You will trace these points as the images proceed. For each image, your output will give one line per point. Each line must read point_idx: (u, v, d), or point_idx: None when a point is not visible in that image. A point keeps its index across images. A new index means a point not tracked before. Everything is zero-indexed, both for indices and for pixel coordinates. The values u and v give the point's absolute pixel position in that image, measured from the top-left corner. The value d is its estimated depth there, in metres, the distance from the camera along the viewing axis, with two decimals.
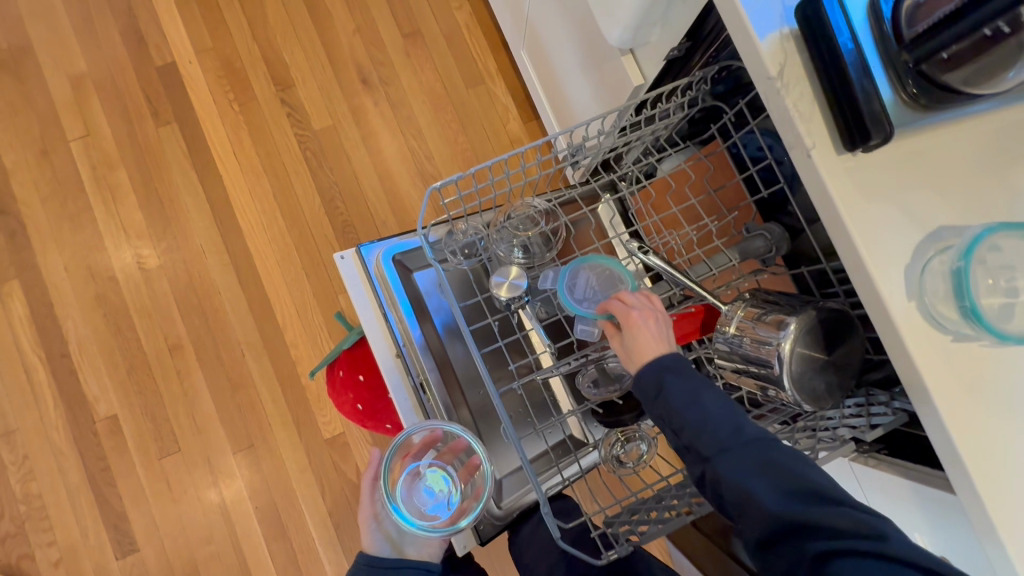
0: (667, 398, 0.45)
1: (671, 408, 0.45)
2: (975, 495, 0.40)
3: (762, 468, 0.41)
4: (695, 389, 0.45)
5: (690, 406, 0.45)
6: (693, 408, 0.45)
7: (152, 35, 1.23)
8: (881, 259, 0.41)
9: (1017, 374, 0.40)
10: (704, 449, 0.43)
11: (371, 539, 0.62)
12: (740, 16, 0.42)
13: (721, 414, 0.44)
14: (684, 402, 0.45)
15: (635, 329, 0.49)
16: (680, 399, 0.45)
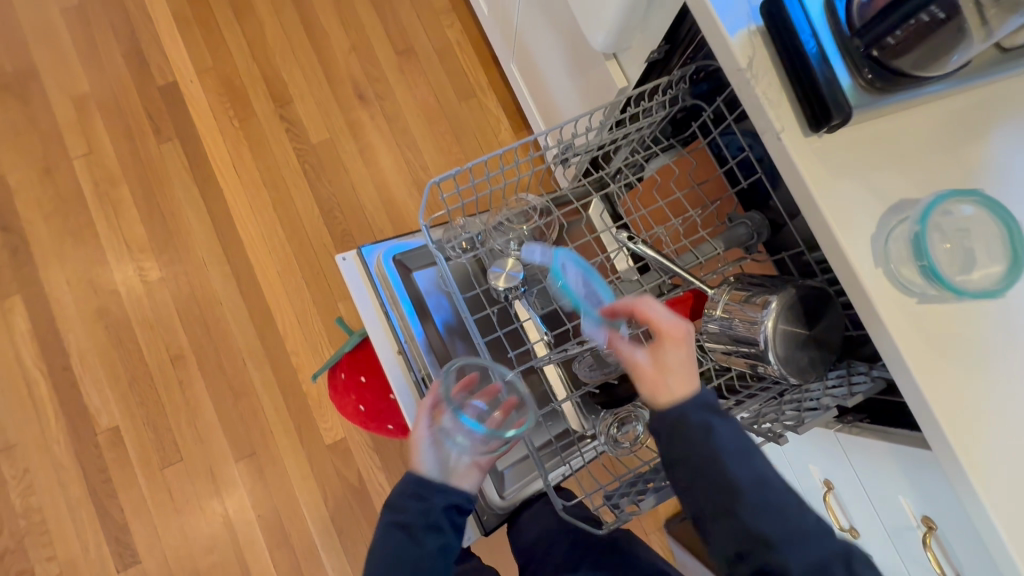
0: (722, 463, 0.48)
1: (727, 473, 0.48)
2: (948, 448, 0.42)
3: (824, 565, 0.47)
4: (751, 458, 0.49)
5: (751, 476, 0.48)
6: (751, 478, 0.48)
7: (154, 56, 1.28)
8: (849, 231, 0.45)
9: (980, 331, 0.44)
10: (766, 528, 0.47)
11: (419, 458, 0.59)
12: (711, 16, 0.47)
13: (773, 485, 0.48)
14: (745, 471, 0.48)
15: (677, 353, 0.50)
16: (741, 468, 0.48)
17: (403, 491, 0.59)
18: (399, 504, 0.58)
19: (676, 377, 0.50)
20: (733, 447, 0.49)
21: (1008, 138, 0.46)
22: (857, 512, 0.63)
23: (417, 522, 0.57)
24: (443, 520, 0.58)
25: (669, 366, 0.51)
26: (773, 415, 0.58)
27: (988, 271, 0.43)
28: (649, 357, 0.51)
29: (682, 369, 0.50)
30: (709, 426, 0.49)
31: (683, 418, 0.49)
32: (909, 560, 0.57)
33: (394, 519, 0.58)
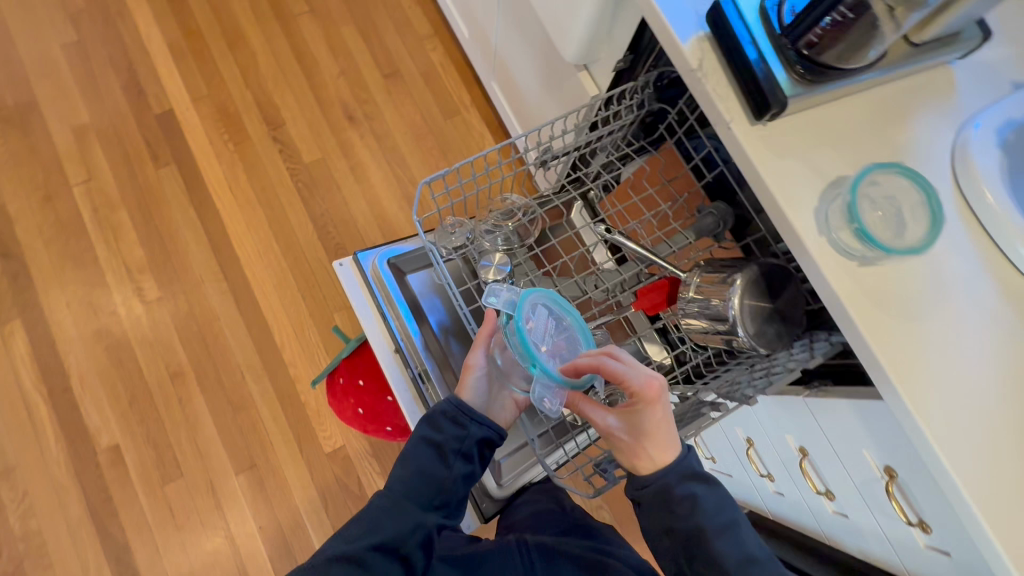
0: (709, 539, 0.52)
1: (714, 550, 0.52)
2: (892, 391, 0.48)
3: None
4: (736, 533, 0.53)
5: (738, 554, 0.52)
6: (737, 554, 0.52)
7: (151, 87, 1.34)
8: (795, 204, 0.50)
9: (914, 288, 0.49)
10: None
11: (467, 386, 0.62)
12: (664, 25, 0.54)
13: (758, 560, 0.53)
14: (731, 548, 0.52)
15: (655, 419, 0.52)
16: (729, 545, 0.52)
17: (443, 412, 0.61)
18: (438, 424, 0.60)
19: (653, 444, 0.53)
20: (720, 521, 0.53)
21: (926, 121, 0.53)
22: (830, 473, 0.67)
23: (450, 444, 0.60)
24: (473, 451, 0.61)
25: (648, 433, 0.52)
26: (748, 386, 0.61)
27: (915, 233, 0.49)
28: (628, 424, 0.53)
29: (660, 434, 0.53)
30: (693, 496, 0.53)
31: (669, 488, 0.53)
32: (879, 512, 0.62)
33: (428, 436, 0.60)
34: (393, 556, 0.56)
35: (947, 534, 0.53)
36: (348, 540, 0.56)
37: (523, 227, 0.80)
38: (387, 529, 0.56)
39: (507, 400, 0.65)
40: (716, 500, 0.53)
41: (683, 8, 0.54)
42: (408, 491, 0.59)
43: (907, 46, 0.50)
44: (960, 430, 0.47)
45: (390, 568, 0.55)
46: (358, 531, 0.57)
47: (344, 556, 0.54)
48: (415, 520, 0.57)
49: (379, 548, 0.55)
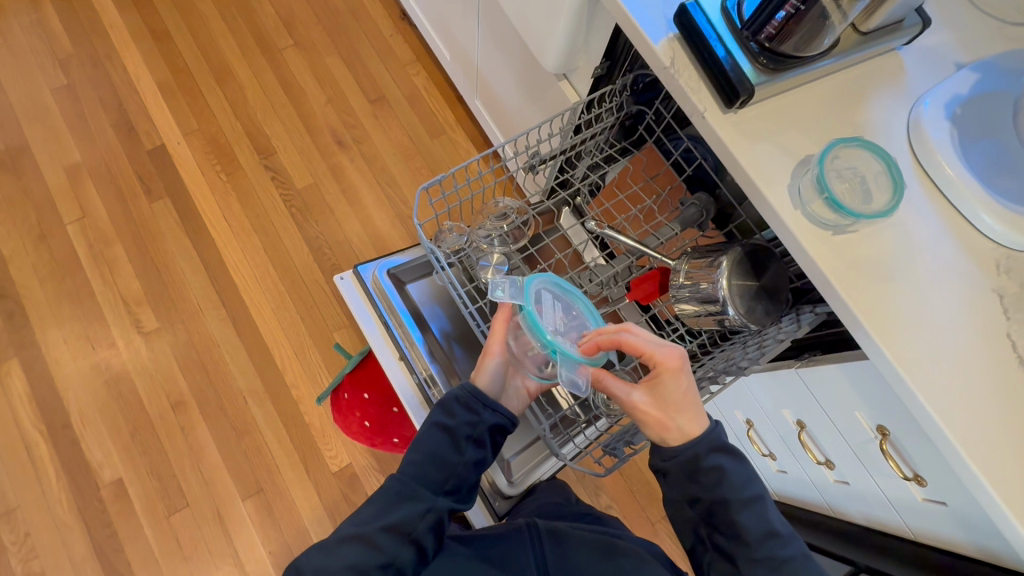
0: (732, 511, 0.54)
1: (736, 522, 0.54)
2: (875, 347, 0.51)
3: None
4: (761, 507, 0.54)
5: (759, 527, 0.54)
6: (760, 528, 0.54)
7: (142, 124, 1.37)
8: (770, 182, 0.55)
9: (883, 250, 0.54)
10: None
11: (484, 373, 0.63)
12: (637, 28, 0.58)
13: (779, 535, 0.54)
14: (756, 523, 0.54)
15: (680, 389, 0.54)
16: (751, 518, 0.54)
17: (458, 398, 0.62)
18: (451, 410, 0.62)
19: (681, 415, 0.55)
20: (745, 495, 0.54)
21: (881, 101, 0.58)
22: (827, 441, 0.70)
23: (462, 430, 0.61)
24: (485, 437, 0.62)
25: (674, 403, 0.54)
26: (742, 358, 0.65)
27: (880, 201, 0.54)
28: (654, 396, 0.55)
29: (688, 402, 0.54)
30: (721, 469, 0.54)
31: (699, 458, 0.54)
32: (877, 472, 0.65)
33: (441, 422, 0.62)
34: (405, 539, 0.57)
35: (941, 484, 0.56)
36: (363, 521, 0.58)
37: (516, 230, 0.82)
38: (399, 512, 0.58)
39: (518, 388, 0.67)
40: (743, 475, 0.54)
41: (650, 14, 0.59)
42: (419, 474, 0.60)
43: (855, 35, 0.56)
44: (941, 378, 0.50)
45: (401, 550, 0.57)
46: (372, 513, 0.58)
47: (359, 537, 0.57)
48: (428, 504, 0.59)
49: (390, 530, 0.57)
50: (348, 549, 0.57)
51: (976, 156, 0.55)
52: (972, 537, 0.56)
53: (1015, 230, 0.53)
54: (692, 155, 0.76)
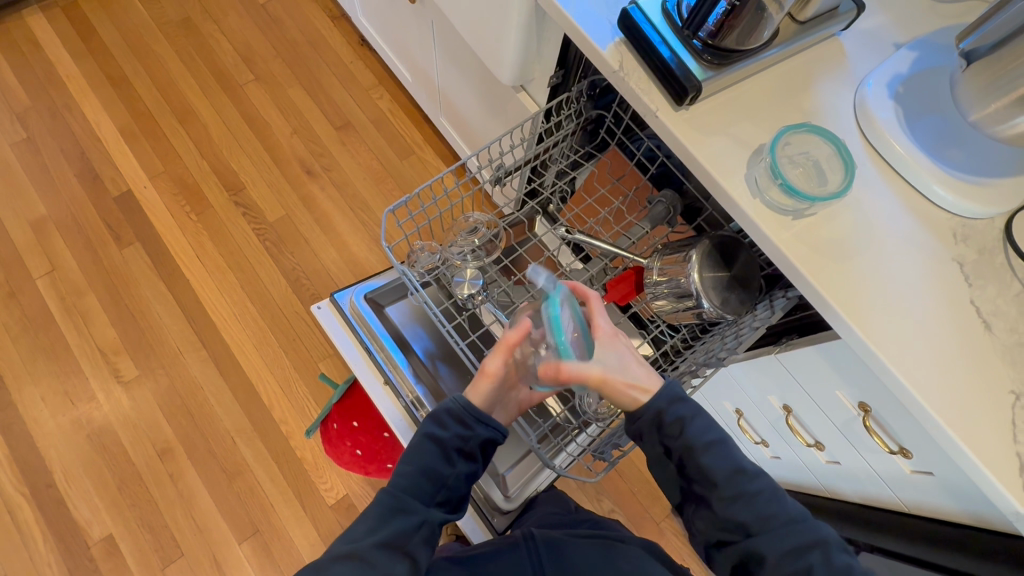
0: (695, 458, 0.54)
1: (702, 466, 0.54)
2: (845, 326, 0.52)
3: (801, 545, 0.51)
4: (723, 449, 0.55)
5: (725, 466, 0.54)
6: (724, 466, 0.54)
7: (106, 171, 1.35)
8: (729, 175, 0.55)
9: (845, 231, 0.55)
10: (742, 516, 0.52)
11: (478, 391, 0.61)
12: (585, 36, 0.59)
13: (745, 470, 0.54)
14: (719, 462, 0.54)
15: (625, 344, 0.59)
16: (716, 460, 0.54)
17: (449, 411, 0.61)
18: (442, 420, 0.60)
19: (641, 370, 0.57)
20: (706, 439, 0.55)
21: (826, 86, 0.60)
22: (814, 423, 0.72)
23: (453, 442, 0.60)
24: (476, 451, 0.62)
25: (631, 364, 0.57)
26: (720, 348, 0.67)
27: (835, 181, 0.55)
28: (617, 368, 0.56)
29: (638, 354, 0.59)
30: (682, 419, 0.55)
31: (663, 413, 0.55)
32: (863, 448, 0.66)
33: (432, 433, 0.60)
34: (398, 554, 0.55)
35: (924, 454, 0.57)
36: (356, 538, 0.55)
37: (489, 243, 0.81)
38: (393, 526, 0.56)
39: (509, 400, 0.67)
40: (702, 420, 0.55)
41: (597, 20, 0.60)
42: (410, 487, 0.58)
43: (793, 23, 0.58)
44: (910, 350, 0.51)
45: (395, 565, 0.54)
46: (366, 529, 0.56)
47: (351, 555, 0.53)
48: (421, 516, 0.58)
49: (384, 546, 0.55)
50: (338, 569, 0.53)
51: (922, 130, 0.56)
52: (961, 504, 0.57)
53: (966, 198, 0.54)
54: (654, 154, 0.77)
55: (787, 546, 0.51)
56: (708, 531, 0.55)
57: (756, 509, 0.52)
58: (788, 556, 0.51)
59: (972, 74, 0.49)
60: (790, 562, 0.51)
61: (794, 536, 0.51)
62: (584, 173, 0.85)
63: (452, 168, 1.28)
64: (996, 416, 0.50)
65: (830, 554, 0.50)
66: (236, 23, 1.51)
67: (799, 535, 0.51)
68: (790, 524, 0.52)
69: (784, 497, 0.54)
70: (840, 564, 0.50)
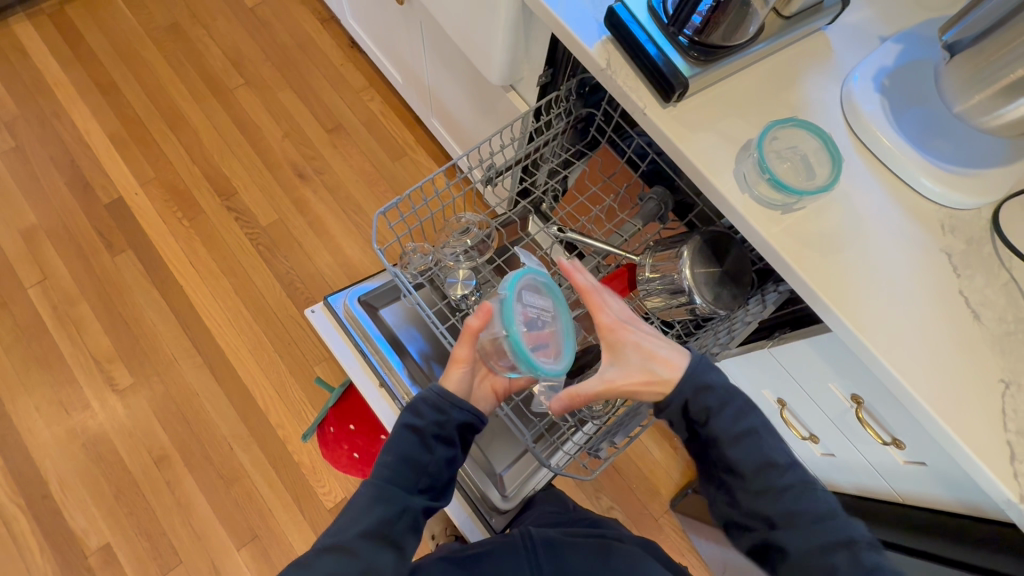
0: (723, 446, 0.54)
1: (728, 456, 0.54)
2: (836, 319, 0.52)
3: (831, 544, 0.50)
4: (755, 441, 0.54)
5: (753, 458, 0.53)
6: (754, 459, 0.53)
7: (96, 178, 1.35)
8: (717, 171, 0.56)
9: (834, 224, 0.55)
10: (767, 509, 0.52)
11: (451, 377, 0.61)
12: (571, 35, 0.60)
13: (777, 465, 0.53)
14: (748, 455, 0.53)
15: (634, 341, 0.56)
16: (742, 452, 0.54)
17: (426, 400, 0.61)
18: (419, 409, 0.60)
19: (659, 362, 0.55)
20: (735, 431, 0.54)
21: (814, 80, 0.60)
22: (808, 416, 0.72)
23: (430, 430, 0.60)
24: (454, 435, 0.61)
25: (637, 365, 0.55)
26: (713, 343, 0.69)
27: (822, 175, 0.55)
28: (620, 364, 0.55)
29: (649, 350, 0.56)
30: (688, 412, 0.55)
31: (688, 402, 0.54)
32: (857, 440, 0.66)
33: (410, 422, 0.60)
34: (382, 543, 0.55)
35: (916, 445, 0.57)
36: (338, 530, 0.56)
37: (481, 243, 0.81)
38: (374, 515, 0.56)
39: (485, 387, 0.66)
40: (732, 411, 0.54)
41: (584, 18, 0.60)
42: (392, 476, 0.58)
43: (778, 20, 0.58)
44: (900, 341, 0.52)
45: (379, 554, 0.55)
46: (347, 521, 0.56)
47: (335, 547, 0.54)
48: (402, 504, 0.58)
49: (366, 536, 0.55)
50: (325, 560, 0.53)
51: (909, 122, 0.56)
52: (953, 493, 0.57)
53: (955, 190, 0.55)
54: (645, 152, 0.77)
55: (817, 543, 0.50)
56: (723, 509, 0.56)
57: (783, 505, 0.52)
58: (818, 552, 0.50)
59: (956, 67, 0.50)
60: (816, 559, 0.50)
61: (827, 533, 0.51)
62: (576, 172, 0.85)
63: (444, 168, 1.28)
64: (988, 405, 0.50)
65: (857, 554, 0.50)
66: (224, 27, 1.50)
67: (830, 534, 0.51)
68: (819, 521, 0.51)
69: (817, 493, 0.53)
70: (867, 564, 0.49)
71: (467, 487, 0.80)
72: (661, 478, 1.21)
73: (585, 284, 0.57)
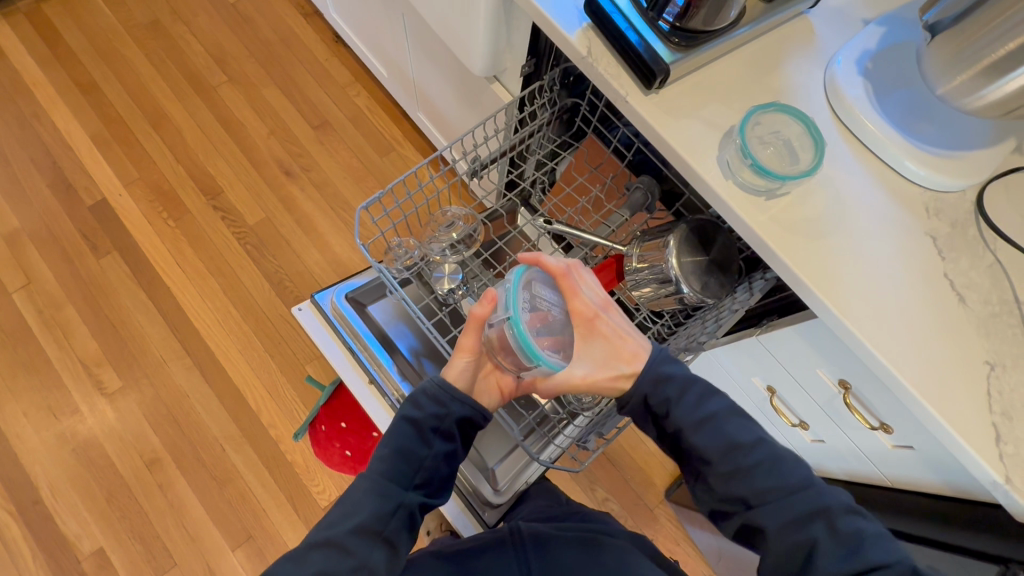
0: (687, 436, 0.54)
1: (693, 445, 0.54)
2: (821, 304, 0.52)
3: (804, 515, 0.50)
4: (717, 424, 0.54)
5: (718, 442, 0.53)
6: (719, 442, 0.53)
7: (79, 180, 1.33)
8: (700, 157, 0.55)
9: (818, 209, 0.55)
10: (740, 490, 0.52)
11: (453, 368, 0.61)
12: (552, 22, 0.59)
13: (741, 444, 0.53)
14: (712, 439, 0.54)
15: (605, 332, 0.56)
16: (707, 438, 0.54)
17: (426, 392, 0.61)
18: (418, 402, 0.60)
19: (624, 356, 0.56)
20: (696, 417, 0.54)
21: (797, 63, 0.59)
22: (797, 403, 0.72)
23: (429, 422, 0.60)
24: (453, 430, 0.61)
25: (605, 360, 0.56)
26: (700, 332, 0.69)
27: (806, 159, 0.55)
28: (589, 358, 0.56)
29: (618, 344, 0.56)
30: (668, 401, 0.55)
31: (648, 397, 0.55)
32: (846, 425, 0.66)
33: (409, 415, 0.60)
34: (375, 540, 0.55)
35: (904, 429, 0.57)
36: (330, 525, 0.55)
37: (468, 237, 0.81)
38: (367, 511, 0.55)
39: (491, 384, 0.65)
40: (692, 397, 0.55)
41: (564, 6, 0.59)
42: (390, 471, 0.58)
43: (760, 4, 0.57)
44: (885, 326, 0.51)
45: (372, 551, 0.54)
46: (340, 515, 0.55)
47: (327, 542, 0.53)
48: (398, 500, 0.57)
49: (358, 531, 0.54)
50: (315, 556, 0.53)
51: (893, 105, 0.56)
52: (942, 477, 0.57)
53: (939, 172, 0.54)
54: (630, 141, 0.76)
55: (787, 518, 0.50)
56: (707, 500, 0.56)
57: (763, 482, 0.51)
58: (791, 525, 0.50)
59: (937, 47, 0.49)
60: (790, 531, 0.50)
61: (796, 507, 0.50)
62: (563, 164, 0.84)
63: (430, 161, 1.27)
64: (972, 386, 0.50)
65: (833, 522, 0.49)
66: (205, 24, 1.48)
67: (801, 504, 0.50)
68: (791, 493, 0.51)
69: (789, 465, 0.52)
70: (845, 532, 0.49)
71: (462, 485, 0.79)
72: (655, 469, 1.21)
73: (557, 267, 0.56)
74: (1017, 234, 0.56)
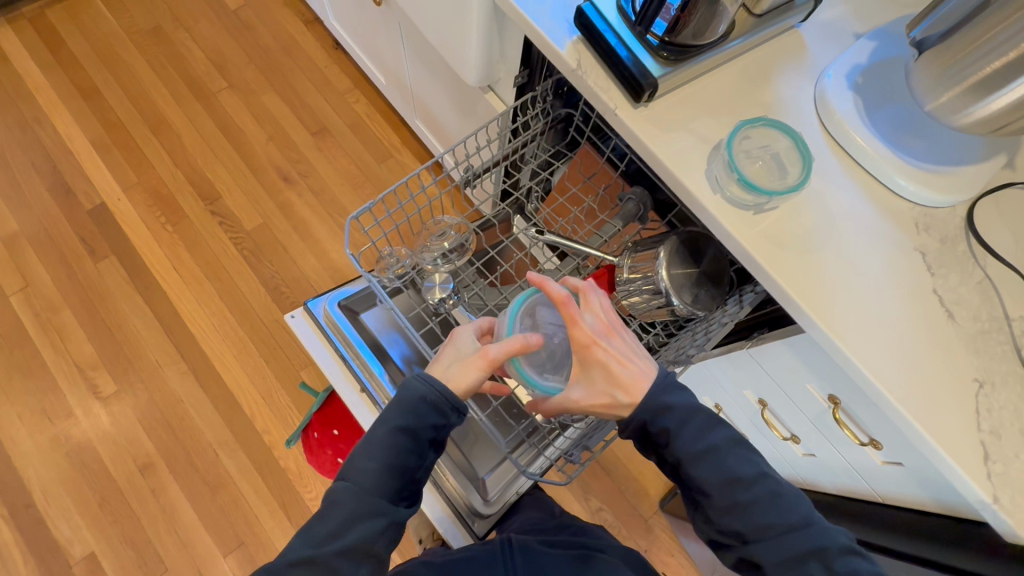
0: (687, 466, 0.53)
1: (693, 476, 0.53)
2: (808, 319, 0.51)
3: (801, 554, 0.50)
4: (717, 458, 0.53)
5: (718, 477, 0.52)
6: (719, 476, 0.52)
7: (78, 184, 1.33)
8: (689, 172, 0.55)
9: (807, 223, 0.55)
10: (738, 525, 0.52)
11: (464, 379, 0.57)
12: (542, 35, 0.59)
13: (742, 479, 0.52)
14: (712, 472, 0.52)
15: (602, 360, 0.53)
16: (705, 472, 0.53)
17: (425, 398, 0.57)
18: (418, 412, 0.57)
19: (620, 387, 0.54)
20: (697, 449, 0.53)
21: (787, 77, 0.59)
22: (788, 417, 0.72)
23: (425, 431, 0.58)
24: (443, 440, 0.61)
25: (601, 386, 0.54)
26: (690, 345, 0.68)
27: (794, 174, 0.55)
28: (585, 384, 0.55)
29: (614, 374, 0.53)
30: (668, 431, 0.53)
31: (646, 424, 0.54)
32: (836, 441, 0.66)
33: (403, 426, 0.57)
34: (364, 558, 0.54)
35: (893, 445, 0.57)
36: (315, 542, 0.54)
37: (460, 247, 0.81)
38: (357, 532, 0.54)
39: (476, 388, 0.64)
40: (692, 430, 0.53)
41: (554, 19, 0.59)
42: (374, 486, 0.56)
43: (750, 17, 0.57)
44: (874, 342, 0.51)
45: (359, 567, 0.54)
46: (326, 532, 0.54)
47: (311, 562, 0.53)
48: (388, 517, 0.56)
49: (346, 553, 0.54)
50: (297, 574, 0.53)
51: (883, 120, 0.56)
52: (930, 495, 0.56)
53: (928, 189, 0.54)
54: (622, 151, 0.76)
55: (784, 556, 0.50)
56: (704, 529, 0.55)
57: (758, 511, 0.51)
58: (786, 564, 0.50)
59: (924, 64, 0.49)
60: (786, 570, 0.50)
61: (795, 545, 0.50)
62: (557, 173, 0.85)
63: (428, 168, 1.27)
64: (959, 405, 0.49)
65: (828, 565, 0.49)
66: (206, 30, 1.49)
67: (801, 543, 0.50)
68: (788, 530, 0.50)
69: (789, 502, 0.52)
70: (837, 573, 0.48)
71: (451, 494, 0.77)
72: (651, 479, 1.21)
73: (557, 294, 0.54)
74: (1007, 252, 0.56)
